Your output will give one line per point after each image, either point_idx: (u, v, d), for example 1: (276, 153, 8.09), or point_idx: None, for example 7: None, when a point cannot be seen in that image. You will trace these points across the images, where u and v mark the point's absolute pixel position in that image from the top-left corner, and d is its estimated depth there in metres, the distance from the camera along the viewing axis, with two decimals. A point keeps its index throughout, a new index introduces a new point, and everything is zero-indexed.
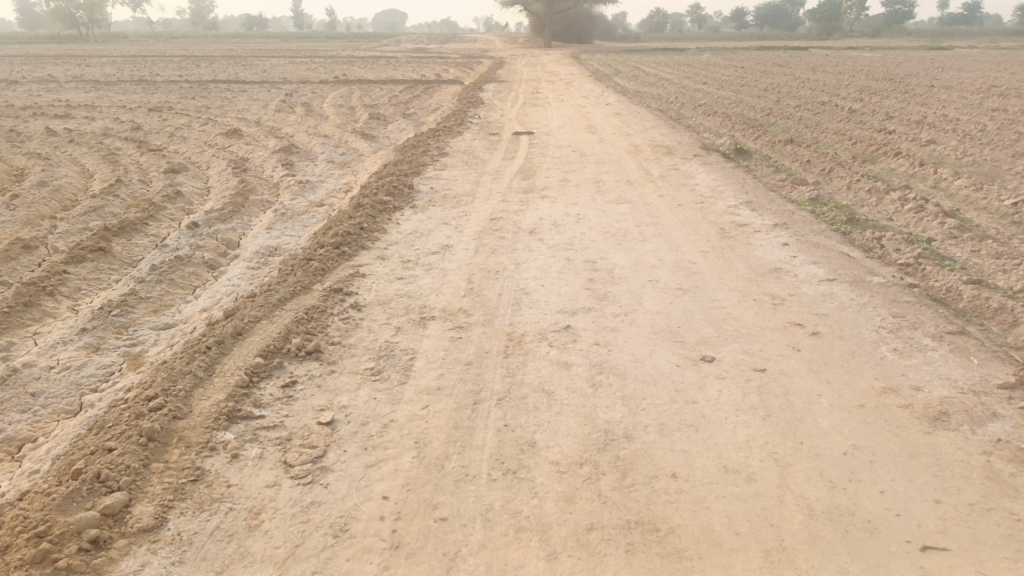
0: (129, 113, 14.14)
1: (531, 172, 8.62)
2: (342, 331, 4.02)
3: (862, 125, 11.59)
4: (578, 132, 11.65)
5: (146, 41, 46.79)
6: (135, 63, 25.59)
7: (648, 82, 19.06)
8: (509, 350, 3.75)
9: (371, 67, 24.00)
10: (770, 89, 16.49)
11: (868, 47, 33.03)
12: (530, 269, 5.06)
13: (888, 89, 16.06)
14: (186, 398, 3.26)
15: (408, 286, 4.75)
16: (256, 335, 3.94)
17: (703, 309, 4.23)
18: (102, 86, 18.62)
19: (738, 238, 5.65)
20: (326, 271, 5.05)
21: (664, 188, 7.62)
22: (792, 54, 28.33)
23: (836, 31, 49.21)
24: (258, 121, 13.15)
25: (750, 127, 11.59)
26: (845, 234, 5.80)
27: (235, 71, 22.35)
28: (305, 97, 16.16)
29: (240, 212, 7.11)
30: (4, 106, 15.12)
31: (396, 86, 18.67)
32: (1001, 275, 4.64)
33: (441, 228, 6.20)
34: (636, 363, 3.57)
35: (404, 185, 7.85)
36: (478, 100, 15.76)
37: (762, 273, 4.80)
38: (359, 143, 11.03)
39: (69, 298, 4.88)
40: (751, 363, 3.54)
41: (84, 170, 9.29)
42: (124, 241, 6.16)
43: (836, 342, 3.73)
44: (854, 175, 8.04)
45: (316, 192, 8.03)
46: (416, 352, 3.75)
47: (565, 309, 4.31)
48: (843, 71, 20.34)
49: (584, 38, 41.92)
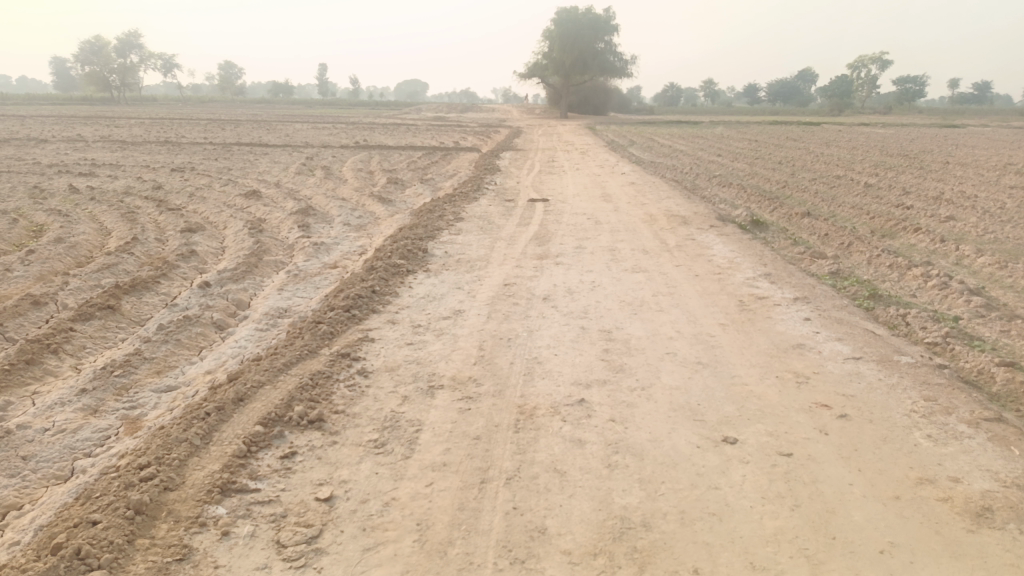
0: (152, 173, 14.37)
1: (546, 238, 8.58)
2: (348, 399, 3.87)
3: (879, 200, 11.53)
4: (593, 200, 11.66)
5: (175, 105, 48.26)
6: (162, 125, 26.31)
7: (663, 153, 19.25)
8: (520, 424, 3.58)
9: (391, 133, 24.47)
10: (785, 163, 16.57)
11: (881, 125, 33.35)
12: (544, 338, 4.93)
13: (904, 165, 16.07)
14: (179, 467, 3.10)
15: (417, 352, 4.62)
16: (258, 401, 3.79)
17: (723, 386, 4.04)
18: (128, 146, 19.06)
19: (758, 311, 5.51)
20: (334, 335, 4.94)
21: (681, 258, 7.52)
22: (805, 129, 28.63)
23: (847, 108, 49.95)
24: (277, 183, 13.30)
25: (765, 199, 11.55)
26: (868, 310, 5.65)
27: (258, 134, 22.89)
28: (326, 161, 16.40)
29: (253, 272, 7.08)
30: (31, 163, 15.44)
31: (414, 152, 18.94)
32: None
33: (453, 293, 6.10)
34: (654, 443, 3.37)
35: (418, 248, 7.82)
36: (494, 167, 15.93)
37: (784, 349, 4.63)
38: (375, 207, 11.10)
39: (72, 356, 4.78)
40: (776, 446, 3.34)
41: (102, 227, 9.36)
42: (134, 299, 6.11)
43: (866, 426, 3.53)
44: (873, 250, 7.92)
45: (330, 254, 8.00)
46: (423, 424, 3.59)
47: (579, 381, 4.15)
48: (856, 147, 20.47)
49: (599, 110, 42.86)
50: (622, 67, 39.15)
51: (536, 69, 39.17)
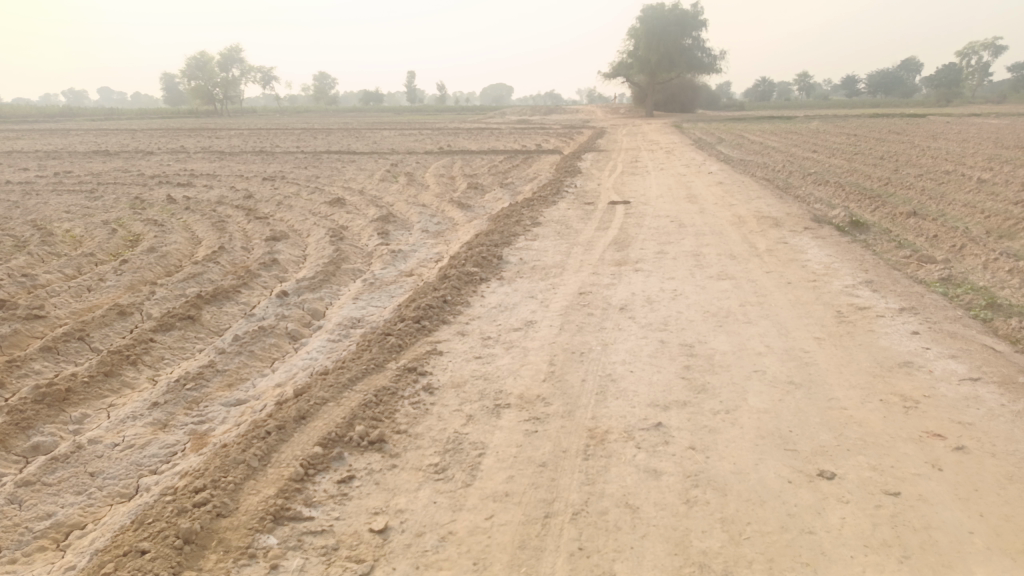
0: (244, 182, 14.87)
1: (626, 243, 8.25)
2: (411, 418, 3.71)
3: (994, 197, 10.58)
4: (677, 201, 11.21)
5: (273, 115, 50.22)
6: (258, 135, 27.42)
7: (753, 150, 18.46)
8: (590, 451, 3.33)
9: (475, 138, 24.55)
10: (887, 157, 15.54)
11: (994, 114, 31.03)
12: (620, 352, 4.65)
13: (1023, 158, 14.76)
14: (235, 492, 3.03)
15: (485, 367, 4.43)
16: (319, 419, 3.69)
17: (818, 411, 3.66)
18: (225, 156, 19.89)
19: (857, 323, 5.04)
20: (402, 347, 4.82)
21: (771, 263, 7.04)
22: (908, 121, 26.94)
23: (956, 98, 46.74)
24: (361, 190, 13.48)
25: (866, 198, 10.80)
26: (986, 321, 5.06)
27: (347, 142, 23.44)
28: (409, 167, 16.56)
29: (330, 280, 7.08)
30: (136, 175, 16.26)
31: (496, 156, 18.88)
32: None
33: (525, 303, 5.89)
34: (738, 476, 3.06)
35: (494, 255, 7.66)
36: (576, 169, 15.65)
37: (889, 368, 4.18)
38: (455, 212, 11.05)
39: (150, 368, 4.86)
40: (881, 484, 2.95)
41: (193, 236, 9.68)
42: (214, 309, 6.20)
43: (987, 460, 3.09)
44: (990, 253, 7.20)
45: (407, 262, 7.95)
46: (486, 448, 3.39)
47: (656, 402, 3.85)
48: (967, 139, 18.99)
49: (687, 107, 41.89)
50: (709, 62, 37.99)
51: (620, 68, 38.66)
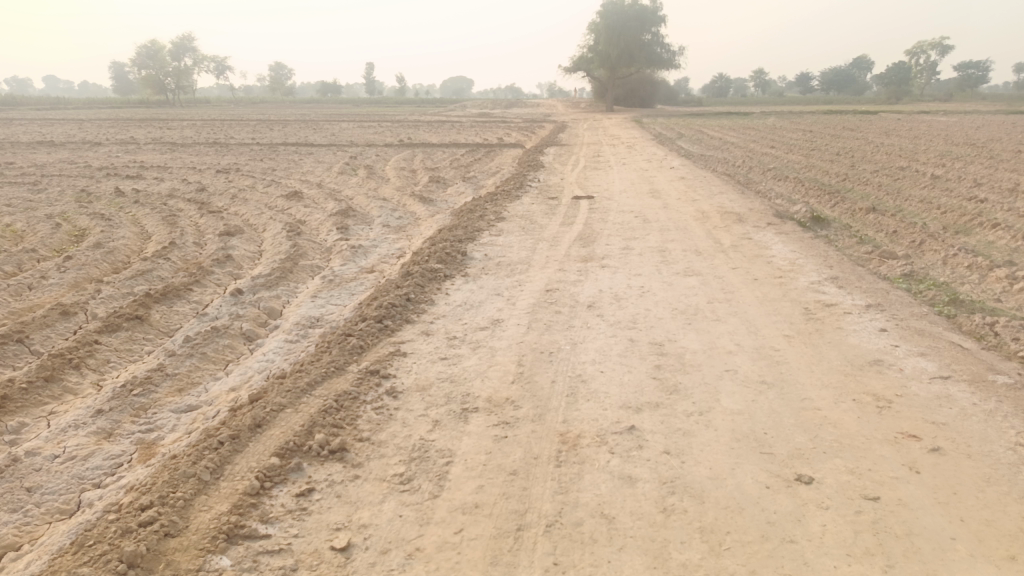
0: (197, 175, 14.40)
1: (591, 238, 8.16)
2: (374, 424, 3.54)
3: (948, 193, 10.78)
4: (641, 196, 11.18)
5: (228, 107, 48.99)
6: (212, 126, 26.67)
7: (713, 146, 18.57)
8: (562, 457, 3.21)
9: (435, 131, 24.23)
10: (843, 153, 15.77)
11: (942, 112, 31.88)
12: (589, 351, 4.54)
13: (973, 155, 15.10)
14: (185, 508, 2.83)
15: (451, 368, 4.28)
16: (277, 427, 3.49)
17: (792, 412, 3.59)
18: (177, 148, 19.27)
19: (825, 320, 5.02)
20: (364, 348, 4.63)
21: (737, 259, 7.01)
22: (862, 118, 27.45)
23: (905, 96, 47.97)
24: (319, 183, 13.16)
25: (825, 193, 10.90)
26: (950, 318, 5.09)
27: (305, 135, 22.96)
28: (369, 160, 16.24)
29: (287, 278, 6.83)
30: (82, 167, 15.61)
31: (457, 149, 18.65)
32: None
33: (491, 300, 5.74)
34: (716, 482, 2.97)
35: (457, 251, 7.49)
36: (538, 163, 15.55)
37: (860, 366, 4.14)
38: (417, 207, 10.84)
39: (95, 372, 4.58)
40: (860, 489, 2.89)
41: (142, 231, 9.29)
42: (165, 308, 5.92)
43: (964, 462, 3.05)
44: (949, 249, 7.28)
45: (367, 258, 7.73)
46: (454, 456, 3.24)
47: (628, 404, 3.75)
48: (918, 136, 19.41)
49: (646, 103, 42.16)
50: (668, 58, 38.23)
51: (581, 62, 38.69)
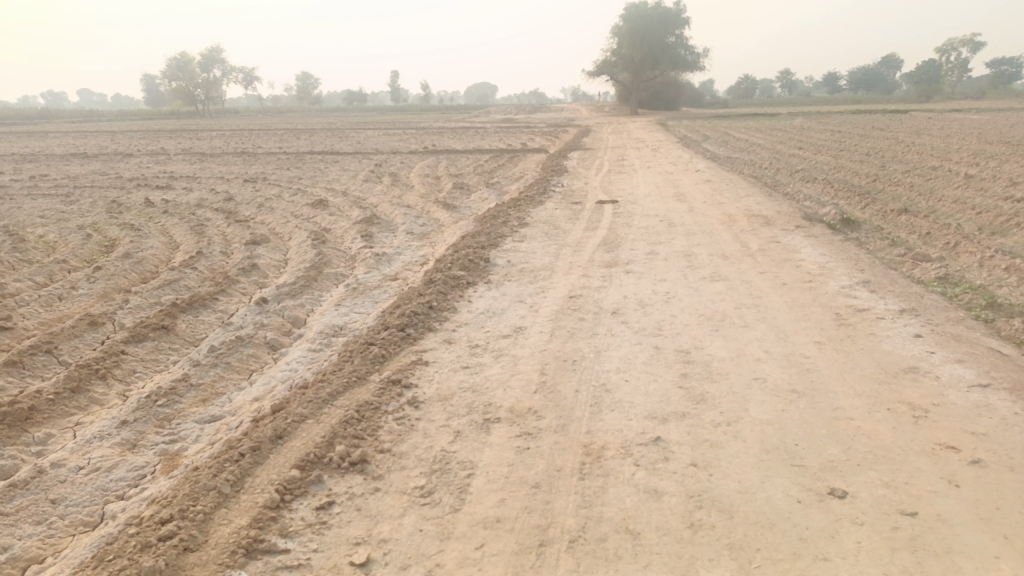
0: (225, 184, 14.57)
1: (615, 243, 8.08)
2: (395, 435, 3.50)
3: (983, 192, 10.51)
4: (666, 200, 11.06)
5: (257, 116, 49.60)
6: (240, 136, 27.02)
7: (739, 147, 18.37)
8: (586, 470, 3.14)
9: (460, 137, 24.29)
10: (873, 154, 15.48)
11: (974, 109, 31.20)
12: (614, 359, 4.47)
13: (1008, 153, 14.73)
14: (205, 523, 2.81)
15: (474, 378, 4.22)
16: (297, 439, 3.47)
17: (824, 422, 3.48)
18: (205, 158, 19.53)
19: (857, 326, 4.88)
20: (386, 358, 4.60)
21: (764, 264, 6.88)
22: (892, 117, 27.00)
23: (936, 93, 47.11)
24: (344, 191, 13.23)
25: (855, 194, 10.69)
26: (988, 323, 4.93)
27: (331, 142, 23.15)
28: (393, 168, 16.30)
29: (311, 286, 6.84)
30: (113, 178, 15.89)
31: (480, 155, 18.67)
32: None
33: (515, 308, 5.69)
34: (745, 496, 2.88)
35: (481, 258, 7.45)
36: (562, 168, 15.49)
37: (894, 374, 4.02)
38: (440, 213, 10.84)
39: (121, 382, 4.61)
40: (896, 504, 2.78)
41: (170, 241, 9.41)
42: (190, 317, 5.96)
43: (1005, 475, 2.93)
44: (985, 251, 7.08)
45: (391, 266, 7.73)
46: (476, 468, 3.19)
47: (653, 414, 3.67)
48: (951, 135, 19.02)
49: (671, 105, 41.91)
50: (693, 60, 37.94)
51: (605, 66, 38.57)
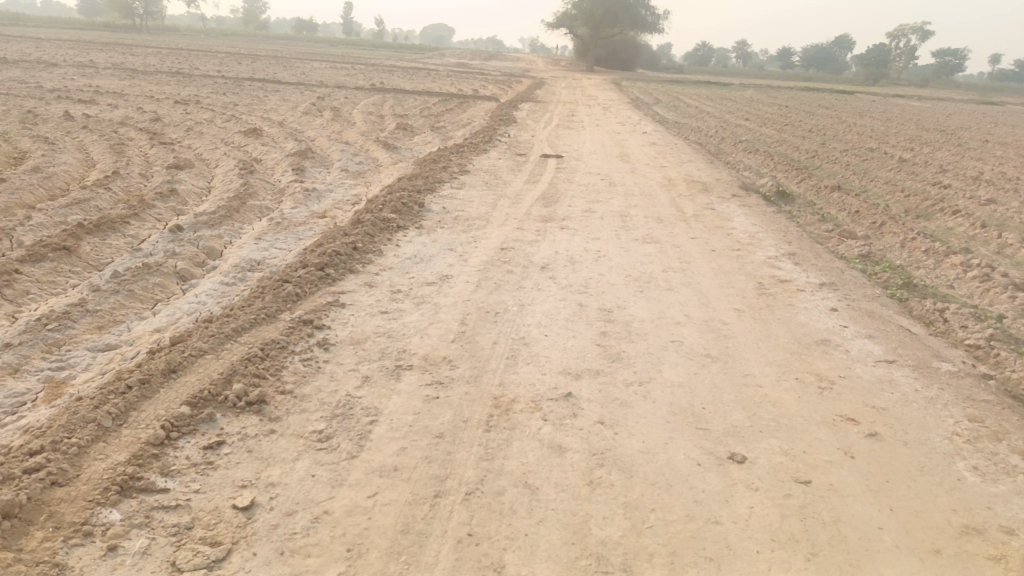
0: (154, 104, 13.77)
1: (554, 198, 7.98)
2: (298, 377, 3.36)
3: (914, 177, 10.79)
4: (610, 159, 10.98)
5: (199, 36, 46.92)
6: (178, 55, 25.59)
7: (688, 113, 18.41)
8: (492, 422, 3.07)
9: (410, 77, 23.59)
10: (815, 131, 15.74)
11: (916, 97, 31.99)
12: (536, 314, 4.40)
13: (941, 141, 15.18)
14: (79, 457, 2.65)
15: (390, 323, 4.09)
16: (193, 375, 3.30)
17: (733, 388, 3.51)
18: (136, 74, 18.44)
19: (778, 296, 4.94)
20: (300, 296, 4.42)
21: (697, 229, 6.90)
22: (837, 97, 27.49)
23: (882, 78, 48.26)
24: (281, 122, 12.68)
25: (793, 169, 10.84)
26: (901, 301, 5.06)
27: (274, 71, 22.16)
28: (337, 102, 15.71)
29: (233, 217, 6.52)
30: (32, 87, 14.83)
31: (428, 98, 18.15)
32: None
33: (443, 255, 5.55)
34: (647, 456, 2.87)
35: (414, 201, 7.25)
36: (510, 118, 15.23)
37: (806, 346, 4.07)
38: (379, 153, 10.50)
39: (10, 303, 4.30)
40: (792, 471, 2.81)
41: (86, 158, 8.83)
42: (97, 240, 5.60)
43: (899, 449, 2.99)
44: (908, 232, 7.27)
45: (321, 202, 7.44)
46: (379, 415, 3.09)
47: (568, 370, 3.62)
48: (891, 119, 19.48)
49: (627, 65, 41.67)
50: (652, 21, 37.65)
51: (564, 19, 37.95)
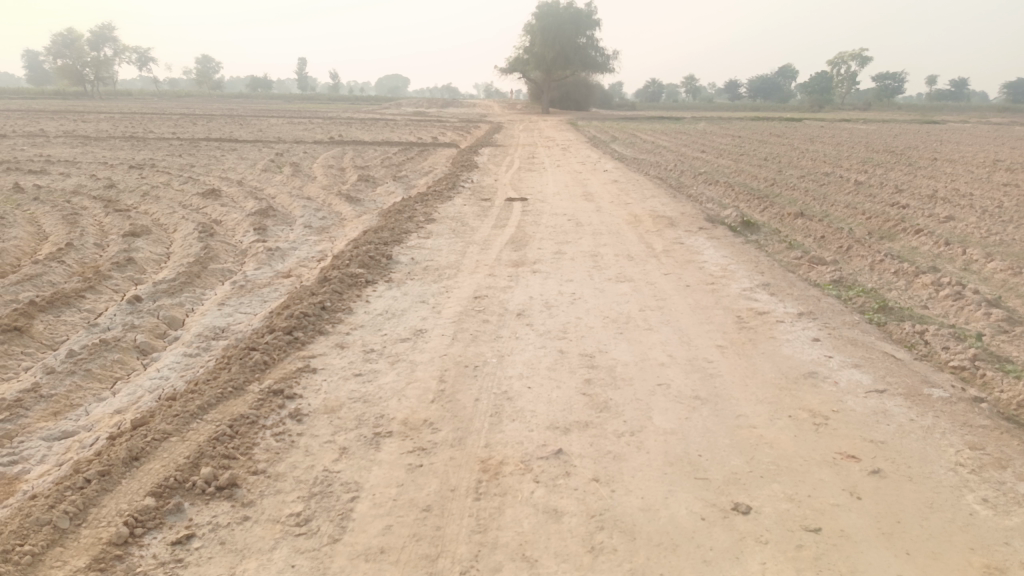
0: (108, 170, 13.49)
1: (523, 242, 7.90)
2: (272, 454, 3.16)
3: (872, 198, 10.98)
4: (574, 199, 10.99)
5: (152, 100, 46.58)
6: (131, 120, 25.32)
7: (646, 149, 18.67)
8: (482, 489, 2.90)
9: (368, 129, 23.62)
10: (771, 159, 16.04)
11: (862, 120, 33.01)
12: (517, 365, 4.25)
13: (892, 161, 15.57)
14: (33, 567, 2.42)
15: (366, 387, 3.91)
16: (158, 461, 3.08)
17: (726, 431, 3.39)
18: (89, 141, 18.13)
19: (759, 329, 4.87)
20: (269, 364, 4.22)
21: (669, 265, 6.86)
22: (787, 125, 28.22)
23: (827, 104, 49.85)
24: (240, 181, 12.50)
25: (755, 198, 10.96)
26: (881, 325, 5.03)
27: (230, 130, 22.02)
28: (296, 158, 15.59)
29: (194, 283, 6.30)
30: None
31: (388, 148, 18.14)
32: None
33: (415, 309, 5.39)
34: (648, 514, 2.72)
35: (382, 254, 7.11)
36: (471, 163, 15.25)
37: (794, 379, 3.99)
38: (342, 207, 10.36)
39: None
40: (799, 519, 2.69)
41: (37, 231, 8.54)
42: (51, 317, 5.33)
43: (905, 485, 2.89)
44: (875, 255, 7.32)
45: (285, 261, 7.25)
46: (361, 490, 2.90)
47: (556, 424, 3.47)
48: (841, 143, 19.99)
49: (582, 105, 42.42)
50: (603, 62, 38.47)
51: (517, 64, 38.61)
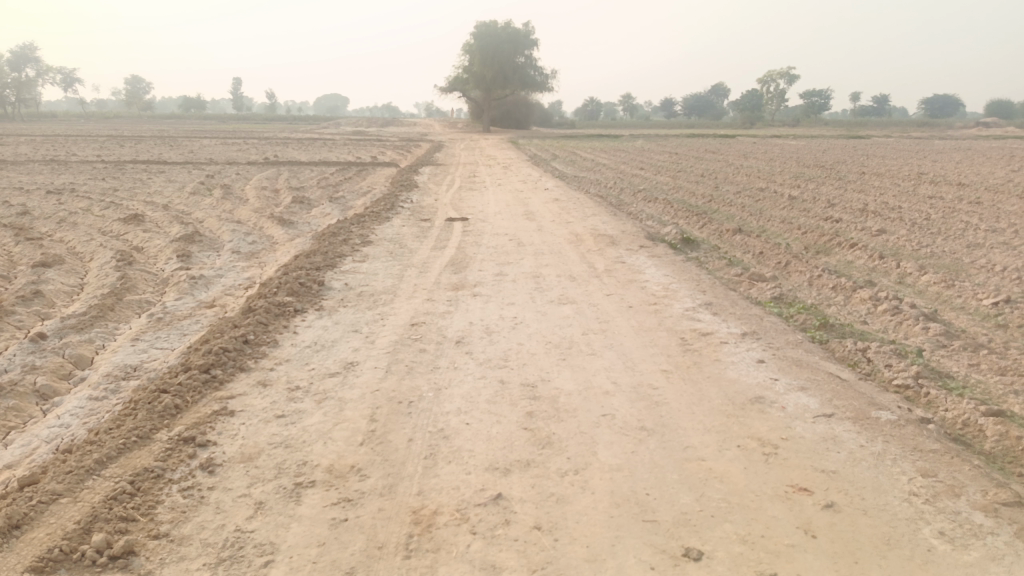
0: (22, 196, 12.71)
1: (462, 264, 7.66)
2: (177, 513, 2.83)
3: (807, 213, 11.14)
4: (515, 218, 10.83)
5: (78, 121, 44.76)
6: (53, 142, 24.13)
7: (585, 167, 18.70)
8: (414, 545, 2.64)
9: (305, 149, 23.08)
10: (708, 175, 16.24)
11: (793, 136, 33.99)
12: (454, 398, 4.00)
13: (824, 176, 15.92)
14: None
15: (289, 430, 3.59)
16: (43, 529, 2.72)
17: (674, 464, 3.21)
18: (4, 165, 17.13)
19: (703, 351, 4.74)
20: (181, 409, 3.86)
21: (611, 285, 6.72)
22: (723, 141, 28.83)
23: (759, 121, 51.29)
24: (166, 204, 11.93)
25: (694, 214, 10.99)
26: (824, 343, 4.97)
27: (159, 151, 21.21)
28: (227, 180, 15.02)
29: (107, 317, 5.85)
30: None
31: (324, 168, 17.69)
32: (1015, 399, 3.88)
33: (347, 339, 5.09)
34: (594, 566, 2.51)
35: (313, 280, 6.77)
36: (411, 183, 14.97)
37: (742, 405, 3.84)
38: (274, 230, 9.95)
39: None
40: (753, 563, 2.51)
41: None
42: None
43: (860, 520, 2.75)
44: (813, 270, 7.34)
45: (209, 290, 6.84)
46: (276, 552, 2.60)
47: (495, 464, 3.23)
48: (775, 158, 20.46)
49: (522, 124, 42.61)
50: (541, 81, 38.75)
51: (456, 83, 38.56)
